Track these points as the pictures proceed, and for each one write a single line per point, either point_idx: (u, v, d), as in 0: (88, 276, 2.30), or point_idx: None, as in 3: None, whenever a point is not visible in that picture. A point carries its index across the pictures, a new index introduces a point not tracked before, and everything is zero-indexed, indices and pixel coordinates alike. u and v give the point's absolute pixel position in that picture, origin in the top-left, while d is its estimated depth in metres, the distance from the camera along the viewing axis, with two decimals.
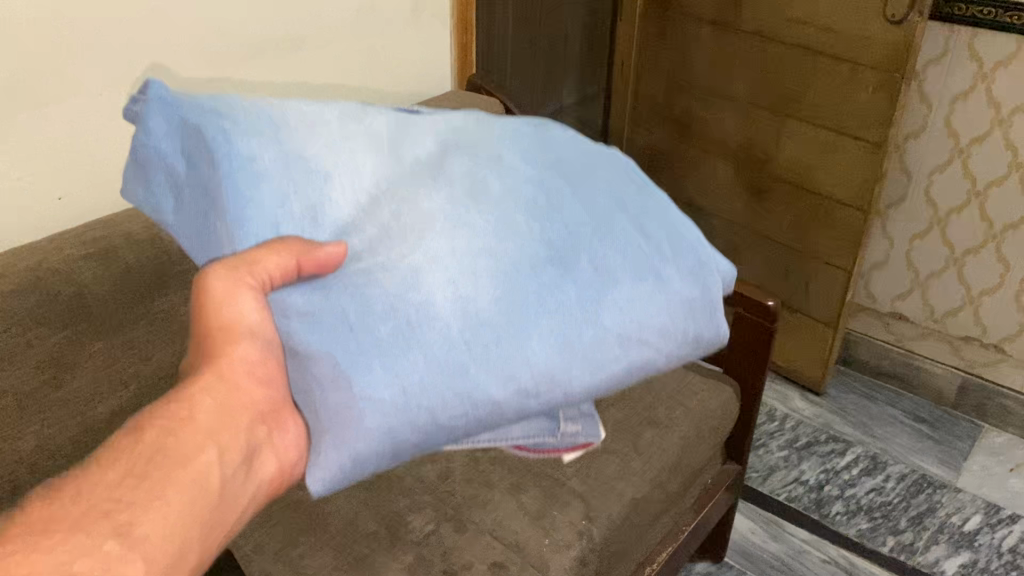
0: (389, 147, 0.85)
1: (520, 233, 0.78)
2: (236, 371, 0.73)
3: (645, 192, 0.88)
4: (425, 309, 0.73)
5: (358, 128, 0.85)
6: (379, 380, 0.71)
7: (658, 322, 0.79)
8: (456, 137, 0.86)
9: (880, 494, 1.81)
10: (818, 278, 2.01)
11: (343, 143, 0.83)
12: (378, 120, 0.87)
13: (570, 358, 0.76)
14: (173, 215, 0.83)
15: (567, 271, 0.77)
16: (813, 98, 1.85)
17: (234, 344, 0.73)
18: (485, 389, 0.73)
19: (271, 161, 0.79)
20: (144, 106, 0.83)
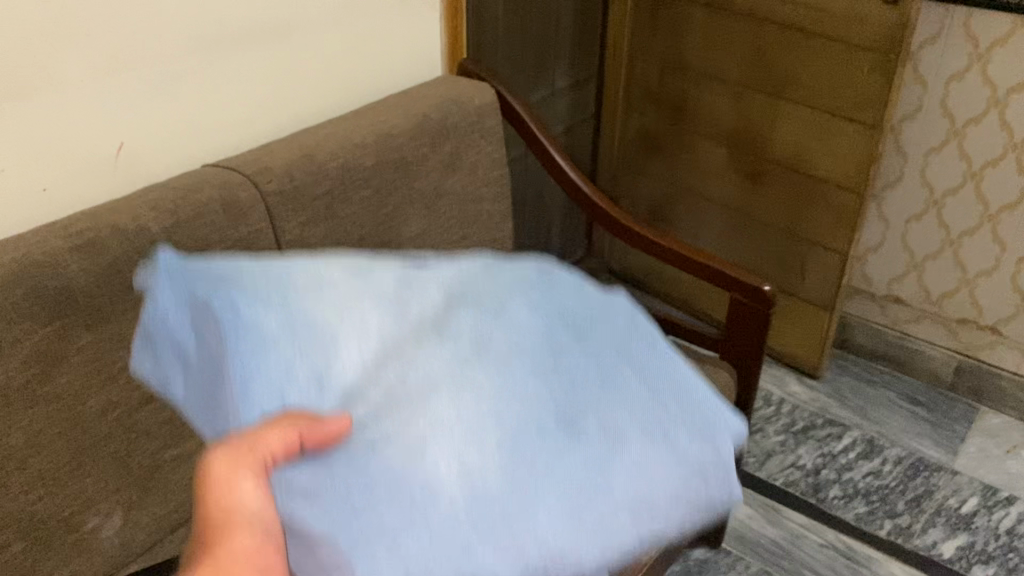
0: (394, 301, 0.65)
1: (531, 371, 0.57)
2: (237, 560, 0.57)
3: (668, 350, 0.62)
4: (427, 490, 0.51)
5: (369, 286, 0.67)
6: (382, 561, 0.49)
7: (670, 489, 0.54)
8: (463, 283, 0.65)
9: (877, 478, 1.81)
10: (814, 262, 1.99)
11: (352, 302, 0.65)
12: (388, 274, 0.68)
13: (575, 539, 0.51)
14: (183, 394, 0.67)
15: (576, 434, 0.54)
16: (808, 80, 1.84)
17: (232, 535, 0.57)
18: (491, 568, 0.50)
19: (279, 324, 0.64)
20: (158, 282, 0.73)
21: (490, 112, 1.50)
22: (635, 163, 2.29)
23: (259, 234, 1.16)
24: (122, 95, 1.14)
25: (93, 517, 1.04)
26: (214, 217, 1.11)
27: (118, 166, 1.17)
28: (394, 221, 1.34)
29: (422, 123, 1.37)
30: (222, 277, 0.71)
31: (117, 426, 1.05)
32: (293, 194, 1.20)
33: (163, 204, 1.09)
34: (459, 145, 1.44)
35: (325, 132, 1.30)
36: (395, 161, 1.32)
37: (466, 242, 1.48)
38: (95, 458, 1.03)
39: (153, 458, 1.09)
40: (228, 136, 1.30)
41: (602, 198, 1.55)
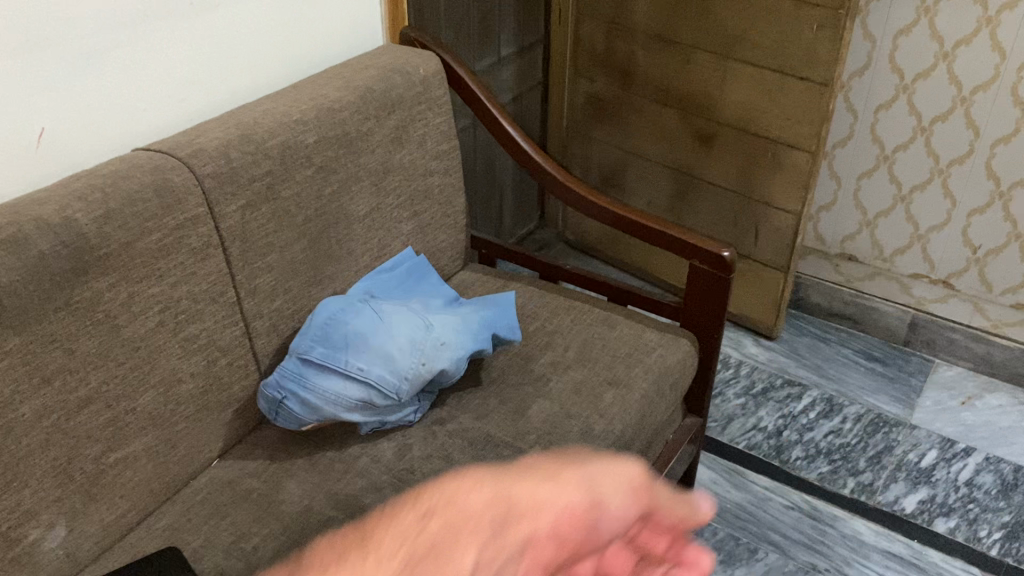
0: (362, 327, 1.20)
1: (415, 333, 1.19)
2: None
3: (439, 296, 1.36)
4: (418, 344, 1.18)
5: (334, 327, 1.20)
6: (407, 330, 1.19)
7: (461, 318, 1.26)
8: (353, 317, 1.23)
9: (837, 436, 1.82)
10: (766, 224, 1.98)
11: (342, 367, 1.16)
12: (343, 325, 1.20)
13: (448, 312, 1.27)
14: (350, 391, 1.14)
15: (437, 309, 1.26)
16: (756, 39, 1.81)
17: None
18: (454, 342, 1.21)
19: (351, 361, 1.15)
20: (301, 392, 1.15)
21: (437, 82, 1.43)
22: (585, 128, 2.25)
23: (197, 220, 1.09)
24: (42, 78, 1.06)
25: (35, 529, 0.98)
26: (147, 205, 1.04)
27: (40, 154, 1.09)
28: (341, 199, 1.28)
29: (365, 96, 1.30)
30: (301, 375, 1.16)
31: (54, 431, 0.99)
32: (230, 176, 1.13)
33: (93, 193, 1.02)
34: (406, 118, 1.37)
35: (262, 109, 1.23)
36: (339, 136, 1.26)
37: (417, 218, 1.43)
38: (32, 467, 0.97)
39: (98, 461, 1.04)
40: (161, 117, 1.23)
41: (554, 167, 1.50)
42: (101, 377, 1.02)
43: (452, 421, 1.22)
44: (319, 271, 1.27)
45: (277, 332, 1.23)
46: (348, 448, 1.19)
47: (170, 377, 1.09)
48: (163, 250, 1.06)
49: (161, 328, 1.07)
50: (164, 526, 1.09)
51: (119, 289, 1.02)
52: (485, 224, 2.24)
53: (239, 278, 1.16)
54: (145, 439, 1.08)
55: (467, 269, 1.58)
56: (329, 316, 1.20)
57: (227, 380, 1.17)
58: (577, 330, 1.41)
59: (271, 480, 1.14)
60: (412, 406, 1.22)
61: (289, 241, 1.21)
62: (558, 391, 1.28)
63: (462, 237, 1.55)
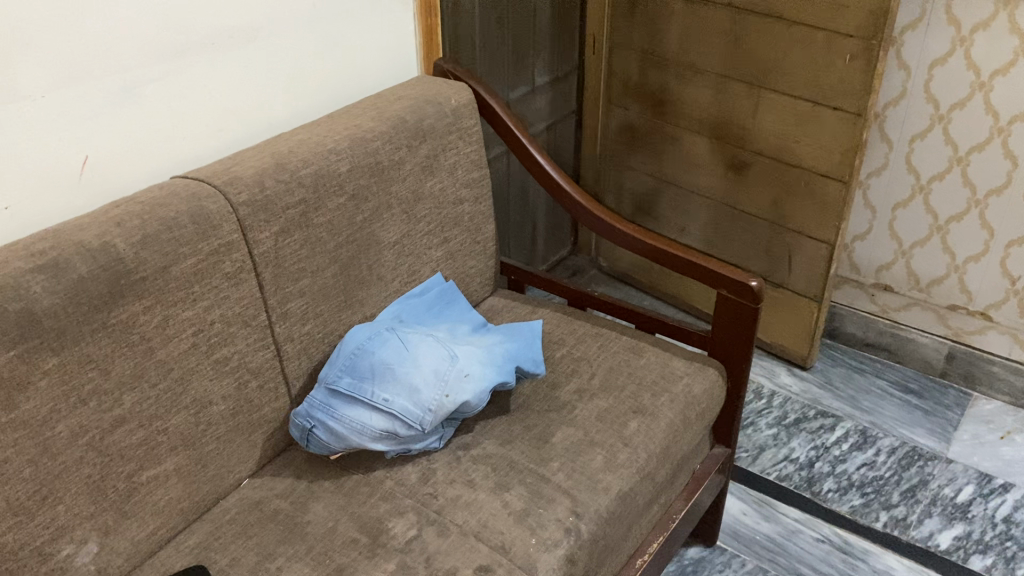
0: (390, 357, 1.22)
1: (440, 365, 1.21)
2: None
3: (469, 324, 1.37)
4: (443, 376, 1.19)
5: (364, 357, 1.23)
6: (432, 361, 1.21)
7: (489, 350, 1.27)
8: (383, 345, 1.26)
9: (871, 469, 1.79)
10: (800, 252, 1.96)
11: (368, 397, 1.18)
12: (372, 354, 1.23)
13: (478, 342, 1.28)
14: (374, 424, 1.16)
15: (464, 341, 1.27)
16: (789, 69, 1.81)
17: None
18: (481, 373, 1.22)
19: (376, 393, 1.17)
20: (328, 423, 1.18)
21: (468, 112, 1.45)
22: (619, 156, 2.26)
23: (231, 246, 1.12)
24: (87, 107, 1.11)
25: (68, 544, 1.01)
26: (183, 231, 1.08)
27: (84, 180, 1.14)
28: (372, 226, 1.30)
29: (396, 125, 1.33)
30: (328, 405, 1.19)
31: (90, 449, 1.02)
32: (264, 204, 1.16)
33: (131, 220, 1.05)
34: (437, 147, 1.39)
35: (296, 138, 1.26)
36: (370, 165, 1.28)
37: (446, 244, 1.45)
38: (67, 484, 1.00)
39: (130, 479, 1.07)
40: (199, 146, 1.27)
41: (584, 196, 1.52)
42: (134, 399, 1.05)
43: (476, 446, 1.23)
44: (349, 296, 1.29)
45: (307, 355, 1.25)
46: (374, 471, 1.20)
47: (201, 399, 1.12)
48: (198, 275, 1.09)
49: (193, 350, 1.10)
50: (193, 544, 1.11)
51: (153, 312, 1.05)
52: (518, 252, 2.26)
53: (271, 301, 1.18)
54: (176, 458, 1.11)
55: (496, 295, 1.59)
56: (357, 346, 1.23)
57: (257, 402, 1.20)
58: (604, 357, 1.42)
59: (297, 502, 1.16)
60: (436, 434, 1.22)
61: (321, 267, 1.24)
62: (583, 418, 1.29)
63: (492, 263, 1.57)
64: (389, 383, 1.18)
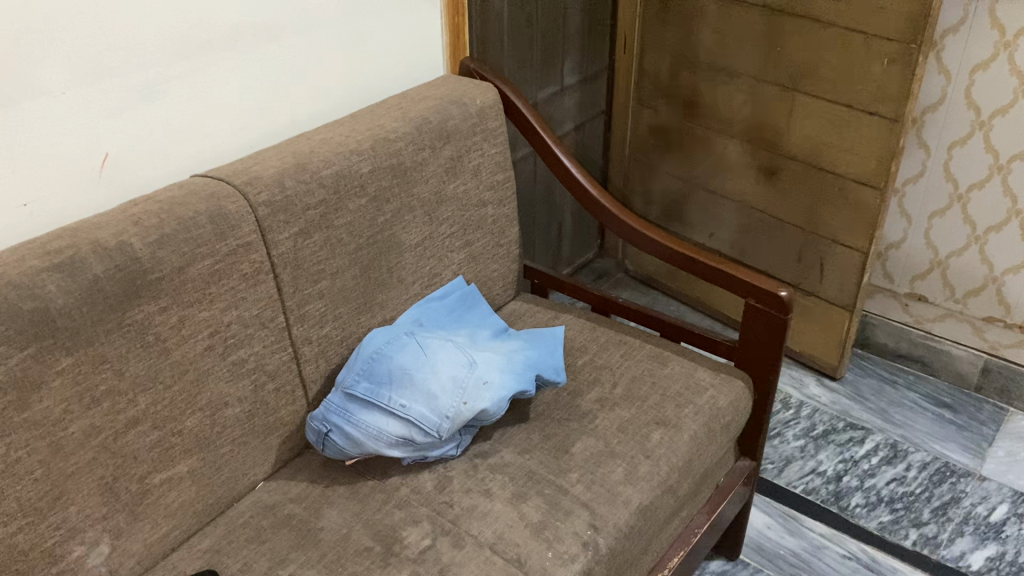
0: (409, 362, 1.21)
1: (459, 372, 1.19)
2: None
3: (490, 329, 1.35)
4: (462, 383, 1.17)
5: None
6: (451, 368, 1.18)
7: (510, 357, 1.25)
8: None
9: (900, 485, 1.75)
10: (832, 260, 1.92)
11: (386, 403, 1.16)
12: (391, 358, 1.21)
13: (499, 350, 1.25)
14: (391, 430, 1.14)
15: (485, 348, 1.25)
16: (825, 72, 1.76)
17: None
18: (501, 382, 1.20)
19: (393, 399, 1.16)
20: (344, 429, 1.16)
21: (494, 113, 1.42)
22: (648, 158, 2.23)
23: (249, 246, 1.11)
24: (109, 104, 1.10)
25: (79, 545, 1.00)
26: (201, 231, 1.06)
27: (104, 179, 1.13)
28: (393, 228, 1.28)
29: (420, 126, 1.31)
30: (345, 410, 1.17)
31: (102, 451, 1.01)
32: (284, 205, 1.14)
33: (148, 219, 1.04)
34: (461, 148, 1.37)
35: (319, 138, 1.24)
36: (392, 166, 1.26)
37: (468, 247, 1.42)
38: (79, 485, 0.99)
39: (143, 481, 1.06)
40: (220, 144, 1.26)
41: (610, 200, 1.49)
42: (148, 400, 1.04)
43: (494, 455, 1.21)
44: (368, 298, 1.27)
45: (325, 358, 1.23)
46: (389, 478, 1.18)
47: (216, 401, 1.11)
48: (215, 275, 1.08)
49: (210, 351, 1.09)
50: (205, 547, 1.10)
51: (170, 312, 1.04)
52: (543, 255, 2.24)
53: (289, 303, 1.17)
54: (190, 460, 1.10)
55: (518, 299, 1.57)
56: (375, 350, 1.21)
57: (273, 405, 1.18)
58: (627, 365, 1.38)
59: (312, 507, 1.15)
60: (453, 441, 1.20)
61: (340, 269, 1.22)
62: (604, 428, 1.26)
63: (515, 267, 1.54)
64: (406, 389, 1.16)
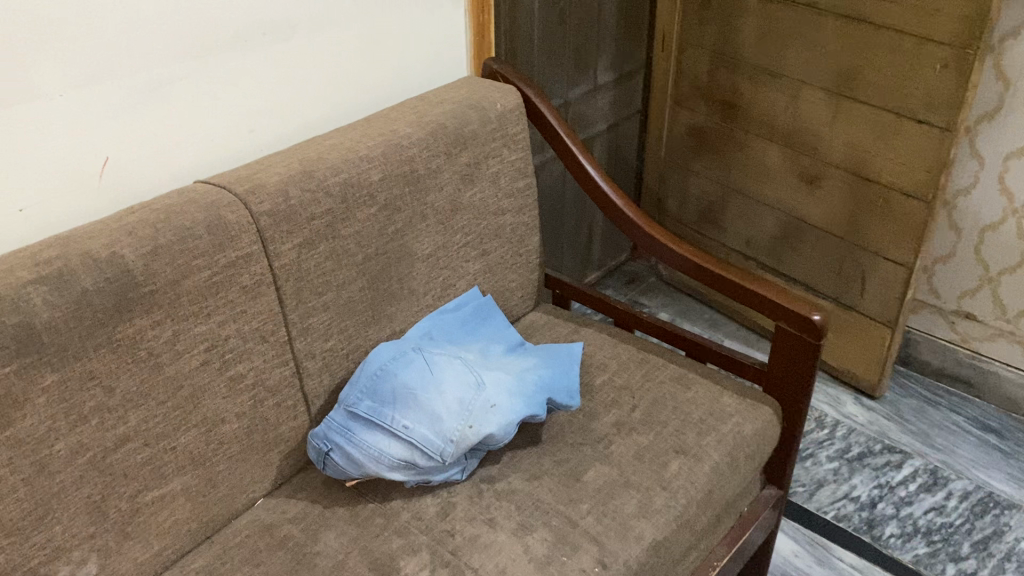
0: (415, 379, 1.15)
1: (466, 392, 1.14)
2: None
3: (504, 344, 1.29)
4: (468, 405, 1.12)
5: None
6: (457, 388, 1.13)
7: (522, 377, 1.19)
8: None
9: (939, 515, 1.65)
10: (875, 274, 1.82)
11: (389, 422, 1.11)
12: None
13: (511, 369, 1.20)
14: (392, 452, 1.09)
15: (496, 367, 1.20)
16: (872, 76, 1.66)
17: None
18: (511, 405, 1.14)
19: (397, 418, 1.11)
20: (345, 447, 1.11)
21: (515, 117, 1.36)
22: (685, 160, 2.15)
23: (250, 258, 1.06)
24: (111, 106, 1.06)
25: (65, 565, 0.97)
26: (198, 242, 1.02)
27: (105, 183, 1.09)
28: (405, 238, 1.23)
29: (435, 132, 1.25)
30: (346, 428, 1.12)
31: (90, 469, 0.97)
32: (288, 214, 1.09)
33: (143, 229, 1.00)
34: (479, 154, 1.31)
35: (329, 143, 1.19)
36: (405, 174, 1.20)
37: (485, 257, 1.36)
38: (65, 504, 0.96)
39: (133, 500, 1.02)
40: (228, 148, 1.21)
41: (636, 211, 1.42)
42: (140, 416, 1.00)
43: (501, 480, 1.16)
44: (377, 311, 1.22)
45: (329, 372, 1.19)
46: (391, 501, 1.14)
47: (213, 417, 1.07)
48: (212, 288, 1.03)
49: (206, 366, 1.05)
50: (198, 568, 1.06)
51: (163, 326, 1.00)
52: (574, 258, 2.17)
53: (291, 317, 1.12)
54: (184, 478, 1.06)
55: (538, 310, 1.51)
56: (380, 367, 1.16)
57: (273, 421, 1.14)
58: (648, 387, 1.32)
59: (309, 529, 1.10)
60: (458, 465, 1.15)
61: (347, 281, 1.17)
62: (619, 455, 1.19)
63: (535, 277, 1.48)
64: (410, 409, 1.11)
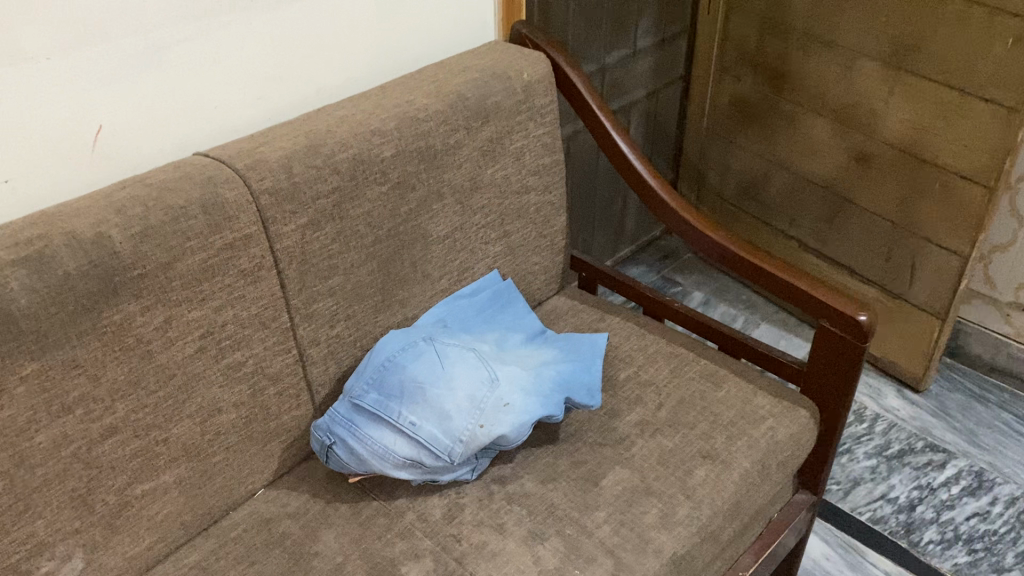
0: None
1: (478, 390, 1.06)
2: None
3: (522, 336, 1.22)
4: (479, 404, 1.04)
5: None
6: (468, 384, 1.05)
7: (539, 374, 1.12)
8: None
9: (983, 521, 1.56)
10: (926, 262, 1.70)
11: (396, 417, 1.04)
12: None
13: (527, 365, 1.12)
14: (396, 449, 1.03)
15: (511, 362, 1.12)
16: (934, 49, 1.53)
17: None
18: (526, 405, 1.06)
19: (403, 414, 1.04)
20: (348, 442, 1.04)
21: (543, 88, 1.26)
22: (728, 132, 2.03)
23: (249, 239, 0.99)
24: (105, 70, 0.99)
25: (49, 561, 0.92)
26: (192, 222, 0.94)
27: (98, 153, 1.02)
28: (419, 218, 1.15)
29: (456, 104, 1.16)
30: (350, 421, 1.05)
31: (75, 461, 0.92)
32: (291, 193, 1.01)
33: (133, 207, 0.93)
34: (502, 128, 1.21)
35: (340, 114, 1.11)
36: (420, 149, 1.12)
37: (506, 238, 1.28)
38: (47, 498, 0.90)
39: (122, 493, 0.96)
40: (231, 118, 1.13)
41: (670, 194, 1.32)
42: (129, 407, 0.94)
43: (514, 482, 1.09)
44: (387, 296, 1.15)
45: (335, 360, 1.12)
46: (396, 500, 1.07)
47: (209, 407, 1.01)
48: (208, 272, 0.96)
49: (201, 354, 0.98)
50: (191, 563, 1.01)
51: (154, 312, 0.93)
52: (606, 232, 2.07)
53: (294, 302, 1.05)
54: (178, 470, 1.01)
55: (562, 294, 1.42)
56: (388, 357, 1.09)
57: (274, 411, 1.08)
58: (676, 384, 1.23)
59: (309, 526, 1.04)
60: (468, 464, 1.08)
61: (355, 264, 1.09)
62: (641, 459, 1.12)
63: (560, 259, 1.40)
64: (418, 405, 1.04)
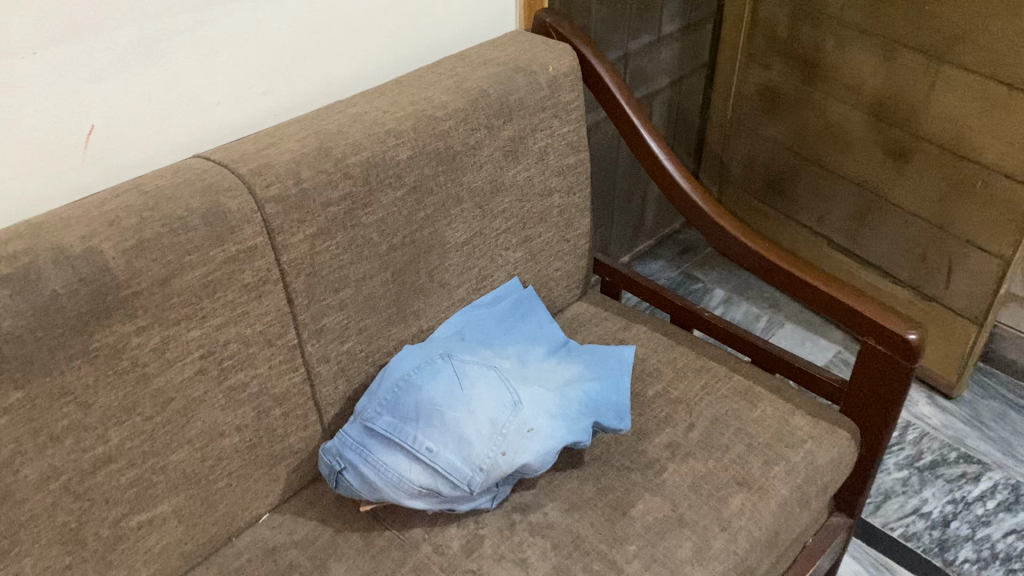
0: None
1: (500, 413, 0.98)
2: None
3: (545, 348, 1.14)
4: (501, 429, 0.97)
5: None
6: (489, 407, 0.98)
7: (564, 394, 1.04)
8: None
9: (1021, 539, 1.49)
10: (964, 265, 1.62)
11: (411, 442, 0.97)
12: None
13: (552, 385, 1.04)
14: (411, 477, 0.95)
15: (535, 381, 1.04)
16: (980, 41, 1.44)
17: None
18: (551, 430, 0.99)
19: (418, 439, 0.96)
20: (359, 468, 0.97)
21: (568, 83, 1.18)
22: (754, 122, 1.94)
23: (253, 251, 0.91)
24: (98, 64, 0.90)
25: None
26: (190, 235, 0.86)
27: (90, 156, 0.94)
28: (435, 225, 1.06)
29: (477, 101, 1.07)
30: (361, 446, 0.98)
31: (65, 494, 0.84)
32: (299, 201, 0.93)
33: (126, 218, 0.85)
34: (526, 127, 1.13)
35: (351, 112, 1.03)
36: (438, 151, 1.03)
37: (527, 243, 1.20)
38: (35, 534, 0.83)
39: (117, 526, 0.89)
40: (234, 115, 1.05)
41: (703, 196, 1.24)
42: (123, 434, 0.87)
43: (536, 511, 1.01)
44: (402, 308, 1.07)
45: (345, 377, 1.04)
46: (410, 530, 1.00)
47: (210, 432, 0.93)
48: (209, 288, 0.89)
49: (201, 376, 0.91)
50: None
51: (150, 332, 0.86)
52: (624, 226, 1.99)
53: (302, 317, 0.97)
54: (177, 499, 0.93)
55: (584, 300, 1.35)
56: (403, 376, 1.02)
57: (280, 433, 1.00)
58: (708, 402, 1.16)
59: (317, 558, 0.97)
60: (488, 492, 1.00)
61: (368, 275, 1.01)
62: (672, 486, 1.04)
63: (583, 263, 1.32)
64: (435, 430, 0.96)
